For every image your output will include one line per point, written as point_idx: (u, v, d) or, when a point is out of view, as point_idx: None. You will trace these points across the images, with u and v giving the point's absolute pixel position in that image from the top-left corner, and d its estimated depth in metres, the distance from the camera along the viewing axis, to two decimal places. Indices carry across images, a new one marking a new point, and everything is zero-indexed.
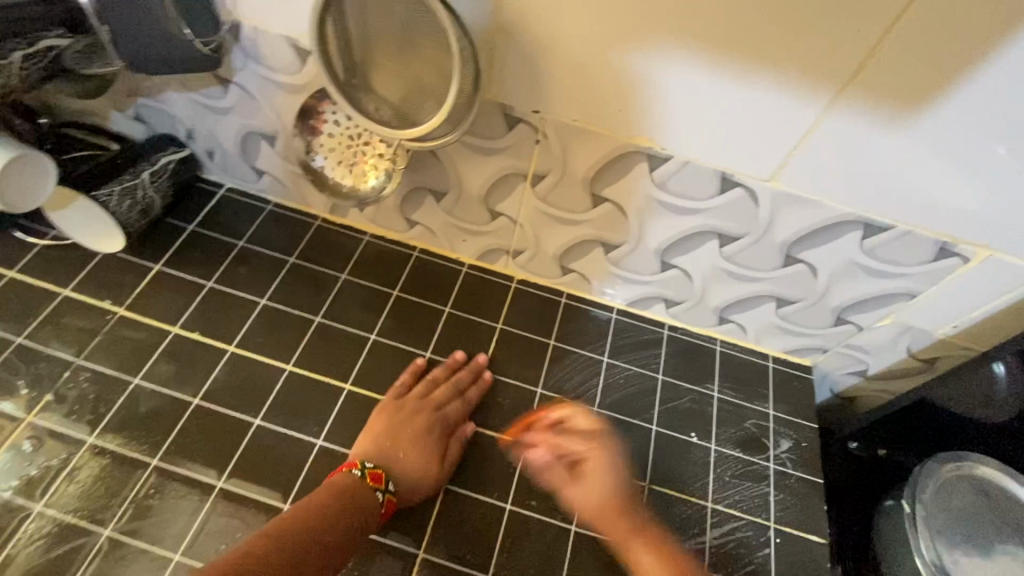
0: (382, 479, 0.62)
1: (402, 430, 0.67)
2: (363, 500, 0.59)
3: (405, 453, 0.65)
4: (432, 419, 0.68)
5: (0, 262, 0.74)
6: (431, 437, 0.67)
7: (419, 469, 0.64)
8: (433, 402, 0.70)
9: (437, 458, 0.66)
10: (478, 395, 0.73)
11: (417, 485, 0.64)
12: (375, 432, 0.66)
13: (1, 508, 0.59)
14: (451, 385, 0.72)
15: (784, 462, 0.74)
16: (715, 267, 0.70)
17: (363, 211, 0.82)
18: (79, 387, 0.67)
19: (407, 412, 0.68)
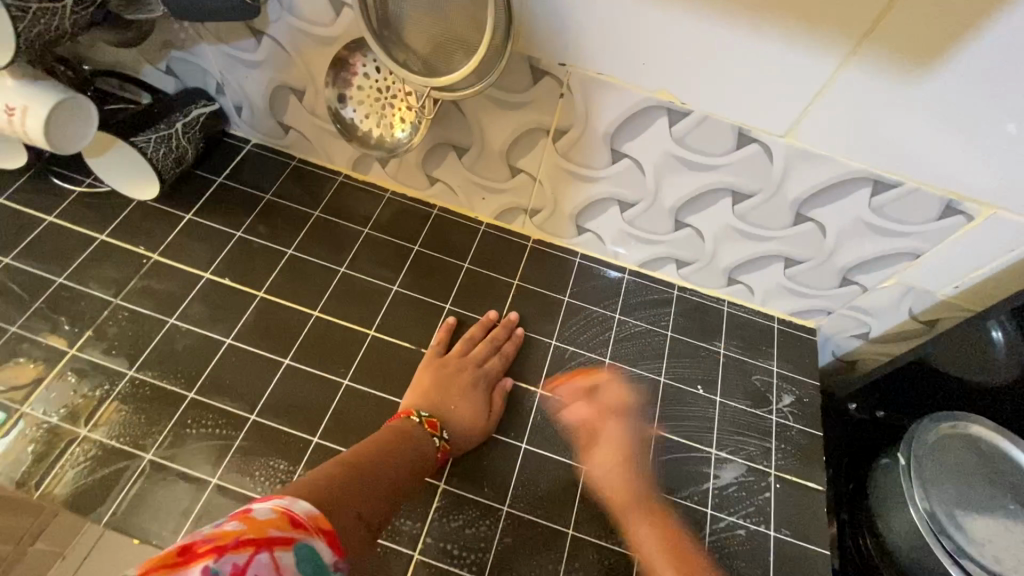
0: (437, 426, 0.65)
1: (450, 383, 0.70)
2: (422, 444, 0.63)
3: (456, 404, 0.68)
4: (476, 374, 0.71)
5: (40, 207, 0.78)
6: (477, 390, 0.70)
7: (470, 419, 0.68)
8: (475, 358, 0.73)
9: (484, 409, 0.69)
10: (515, 350, 0.76)
11: (469, 434, 0.67)
12: (423, 387, 0.69)
13: (50, 431, 0.63)
14: (489, 341, 0.75)
15: (787, 415, 0.77)
16: (728, 226, 0.72)
17: (386, 168, 0.84)
18: (118, 325, 0.70)
19: (452, 368, 0.71)
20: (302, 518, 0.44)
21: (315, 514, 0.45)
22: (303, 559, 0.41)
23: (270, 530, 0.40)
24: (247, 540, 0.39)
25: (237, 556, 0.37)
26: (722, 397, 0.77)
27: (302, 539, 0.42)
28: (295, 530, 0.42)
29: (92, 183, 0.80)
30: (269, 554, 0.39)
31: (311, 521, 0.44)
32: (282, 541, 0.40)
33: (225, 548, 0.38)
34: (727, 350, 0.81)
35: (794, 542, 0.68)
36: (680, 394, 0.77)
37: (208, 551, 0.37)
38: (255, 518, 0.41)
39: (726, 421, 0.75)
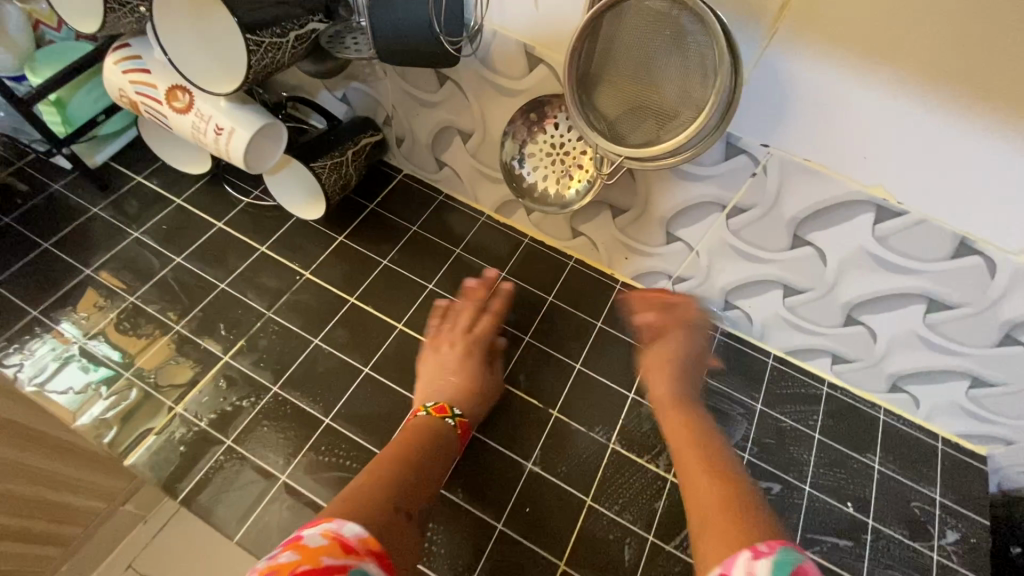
0: (447, 409, 0.65)
1: (448, 361, 0.70)
2: (440, 429, 0.63)
3: (458, 382, 0.68)
4: (469, 345, 0.71)
5: (212, 212, 0.83)
6: (473, 360, 0.70)
7: (474, 392, 0.68)
8: (466, 328, 0.73)
9: (483, 376, 0.70)
10: (500, 304, 0.76)
11: (482, 405, 0.68)
12: (426, 373, 0.69)
13: (198, 435, 0.65)
14: (476, 306, 0.75)
15: (951, 555, 0.67)
16: (911, 332, 0.65)
17: (530, 215, 0.83)
18: (268, 338, 0.73)
19: (445, 347, 0.71)
20: (354, 542, 0.44)
21: (366, 536, 0.46)
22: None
23: (324, 558, 0.41)
24: (304, 572, 0.40)
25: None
26: (875, 519, 0.69)
27: (356, 564, 0.43)
28: (349, 556, 0.43)
29: (259, 195, 0.85)
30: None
31: (362, 544, 0.45)
32: (338, 569, 0.41)
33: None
34: (882, 466, 0.72)
35: None
36: (828, 508, 0.69)
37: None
38: (307, 545, 0.42)
39: (879, 550, 0.67)
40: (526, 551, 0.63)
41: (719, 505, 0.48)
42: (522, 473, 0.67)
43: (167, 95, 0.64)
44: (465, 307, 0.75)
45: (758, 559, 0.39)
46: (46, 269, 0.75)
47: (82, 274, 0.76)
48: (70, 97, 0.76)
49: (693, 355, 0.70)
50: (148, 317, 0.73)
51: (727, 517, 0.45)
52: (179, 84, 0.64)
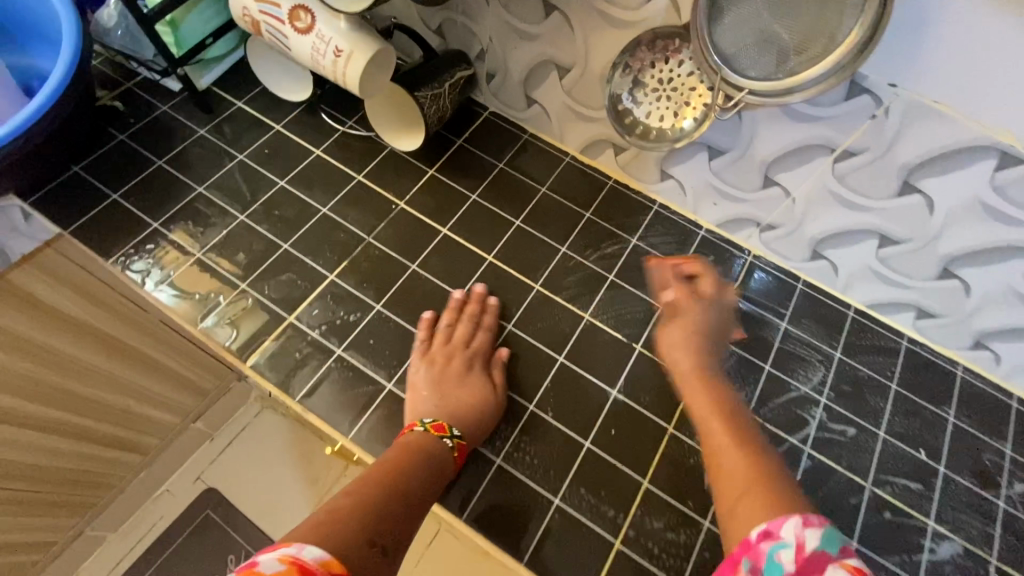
0: (445, 427, 0.62)
1: (447, 377, 0.67)
2: (435, 448, 0.60)
3: (461, 396, 0.66)
4: (468, 358, 0.69)
5: (310, 140, 0.86)
6: (475, 374, 0.68)
7: (479, 406, 0.66)
8: (462, 340, 0.70)
9: (489, 391, 0.67)
10: (495, 317, 0.74)
11: (481, 424, 0.65)
12: (421, 390, 0.67)
13: (311, 345, 0.70)
14: (468, 319, 0.72)
15: (1017, 504, 0.69)
16: (1009, 288, 0.65)
17: (619, 156, 0.84)
18: (369, 260, 0.77)
19: (442, 361, 0.68)
20: (312, 564, 0.40)
21: (325, 557, 0.42)
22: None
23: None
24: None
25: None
26: (946, 467, 0.71)
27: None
28: None
29: (354, 124, 0.87)
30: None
31: (321, 567, 0.41)
32: None
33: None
34: (956, 419, 0.74)
35: None
36: (900, 453, 0.71)
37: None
38: (260, 572, 0.38)
39: (947, 494, 0.69)
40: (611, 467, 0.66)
41: (755, 475, 0.49)
42: (606, 399, 0.70)
43: (289, 15, 0.66)
44: (457, 323, 0.72)
45: (806, 528, 0.40)
46: (162, 186, 0.80)
47: (196, 192, 0.80)
48: (185, 17, 0.77)
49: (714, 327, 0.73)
50: (257, 234, 0.78)
51: (776, 498, 0.45)
52: (302, 5, 0.65)
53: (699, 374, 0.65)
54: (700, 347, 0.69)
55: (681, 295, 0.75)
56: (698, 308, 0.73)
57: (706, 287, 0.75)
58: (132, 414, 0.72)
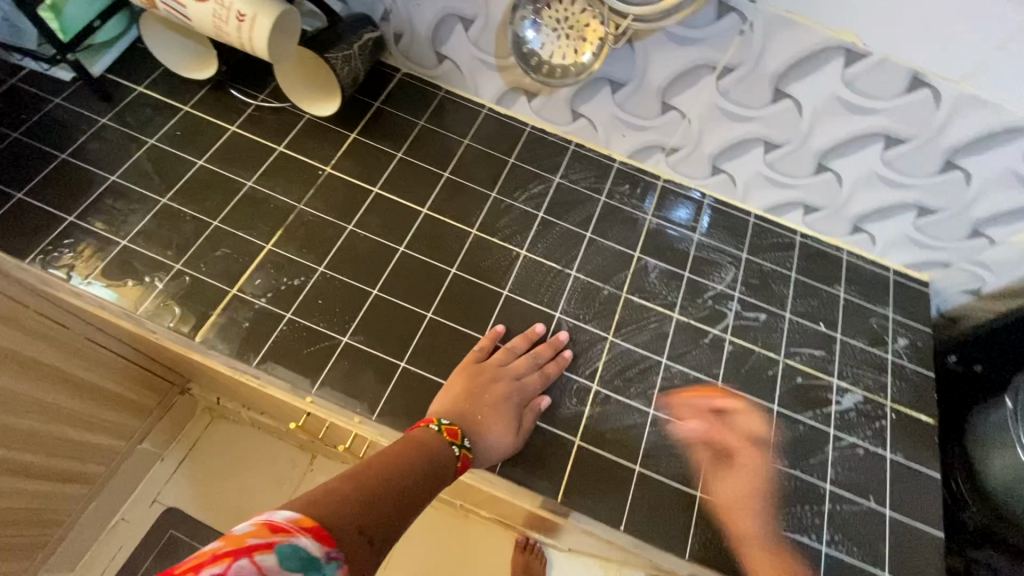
0: (458, 435, 0.62)
1: (482, 396, 0.66)
2: (442, 456, 0.59)
3: (485, 417, 0.65)
4: (510, 389, 0.67)
5: (224, 117, 0.85)
6: (509, 406, 0.66)
7: (496, 434, 0.65)
8: (513, 371, 0.69)
9: (512, 428, 0.66)
10: (558, 371, 0.72)
11: (490, 450, 0.64)
12: (453, 392, 0.66)
13: (258, 312, 0.71)
14: (530, 357, 0.71)
15: (902, 355, 0.82)
16: (871, 172, 0.77)
17: (532, 102, 0.89)
18: (304, 225, 0.78)
19: (486, 378, 0.68)
20: (284, 524, 0.41)
21: (297, 517, 0.43)
22: (288, 558, 0.39)
23: (249, 537, 0.38)
24: (223, 553, 0.37)
25: (214, 570, 0.35)
26: (843, 334, 0.82)
27: (285, 541, 0.40)
28: (276, 534, 0.40)
29: (268, 98, 0.87)
30: (251, 559, 0.37)
31: (294, 524, 0.42)
32: (262, 546, 0.38)
33: (200, 565, 0.36)
34: (847, 294, 0.86)
35: (907, 463, 0.74)
36: (805, 328, 0.82)
37: (179, 574, 0.35)
38: (229, 531, 0.39)
39: (846, 355, 0.80)
40: (564, 390, 0.72)
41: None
42: (550, 321, 0.77)
43: None
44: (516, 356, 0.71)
45: None
46: (69, 179, 0.77)
47: (108, 182, 0.77)
48: (67, 1, 0.74)
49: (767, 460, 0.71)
50: (181, 215, 0.76)
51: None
52: None
53: (747, 536, 0.64)
54: (758, 465, 0.70)
55: (734, 453, 0.70)
56: (751, 456, 0.70)
57: (748, 421, 0.73)
58: (85, 447, 0.95)
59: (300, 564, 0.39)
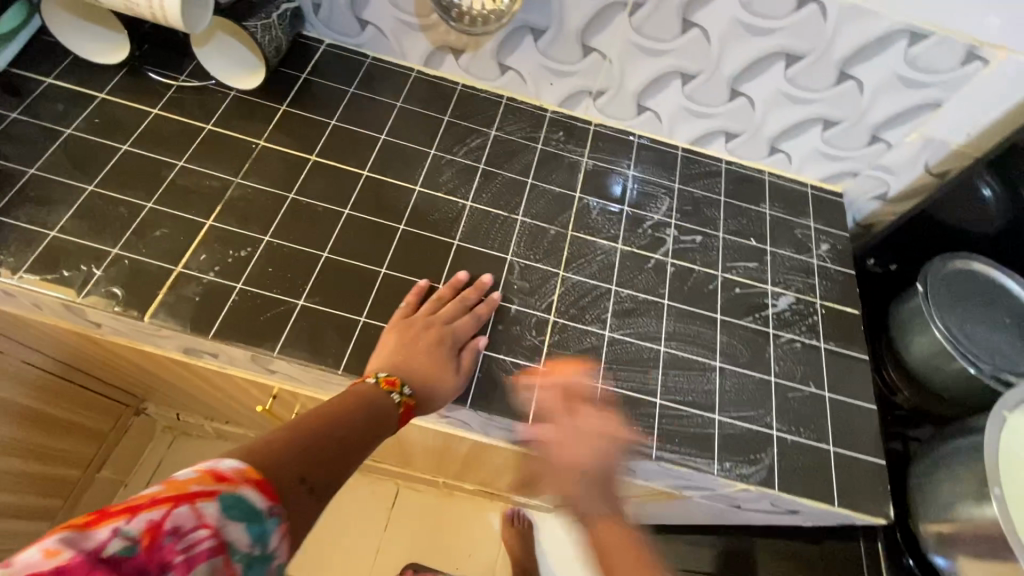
0: (397, 383, 0.63)
1: (414, 344, 0.67)
2: (381, 401, 0.60)
3: (421, 363, 0.66)
4: (441, 333, 0.69)
5: (145, 101, 0.83)
6: (442, 349, 0.68)
7: (433, 375, 0.66)
8: (443, 318, 0.70)
9: (449, 369, 0.67)
10: (490, 311, 0.73)
11: (432, 395, 0.66)
12: (389, 348, 0.67)
13: (207, 286, 0.70)
14: (459, 301, 0.73)
15: (826, 258, 0.89)
16: (778, 92, 0.83)
17: (459, 60, 0.91)
18: (244, 199, 0.77)
19: (418, 329, 0.69)
20: (230, 473, 0.43)
21: (246, 467, 0.44)
22: (228, 507, 0.41)
23: (191, 485, 0.41)
24: (162, 498, 0.39)
25: (152, 513, 0.38)
26: (772, 246, 0.89)
27: (228, 491, 0.42)
28: (219, 483, 0.42)
29: (190, 79, 0.85)
30: (190, 506, 0.40)
31: (241, 474, 0.44)
32: (203, 495, 0.40)
33: (137, 507, 0.38)
34: (772, 210, 0.93)
35: (840, 351, 0.81)
36: (737, 243, 0.88)
37: (121, 512, 0.38)
38: (175, 478, 0.41)
39: (777, 263, 0.87)
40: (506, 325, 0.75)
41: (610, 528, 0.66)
42: (503, 264, 0.79)
43: None
44: (446, 304, 0.72)
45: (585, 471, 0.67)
46: None
47: (26, 176, 0.74)
48: None
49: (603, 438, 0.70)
50: (113, 201, 0.74)
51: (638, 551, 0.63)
52: None
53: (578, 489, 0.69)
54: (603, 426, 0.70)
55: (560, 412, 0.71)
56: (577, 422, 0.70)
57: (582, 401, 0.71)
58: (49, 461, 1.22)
59: (239, 515, 0.41)
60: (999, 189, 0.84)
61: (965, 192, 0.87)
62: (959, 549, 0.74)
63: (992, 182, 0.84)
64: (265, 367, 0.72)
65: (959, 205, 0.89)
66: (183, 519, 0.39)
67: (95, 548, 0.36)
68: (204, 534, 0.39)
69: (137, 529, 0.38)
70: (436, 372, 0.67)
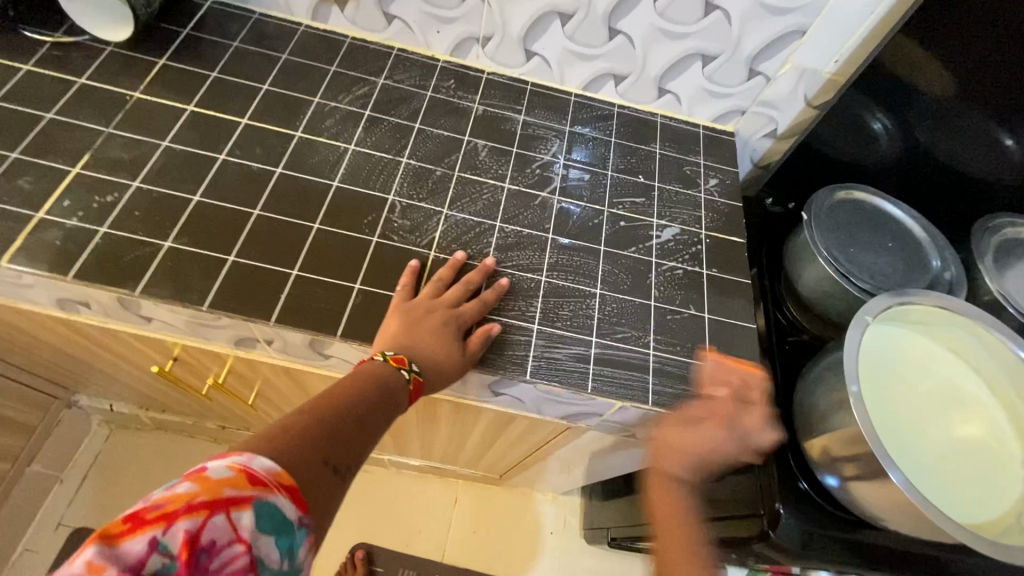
0: (405, 360, 0.64)
1: (418, 325, 0.67)
2: (392, 380, 0.62)
3: (429, 344, 0.66)
4: (447, 316, 0.69)
5: (14, 56, 0.82)
6: (449, 330, 0.68)
7: (443, 356, 0.66)
8: (448, 301, 0.70)
9: (456, 350, 0.67)
10: (495, 296, 0.73)
11: (443, 374, 0.66)
12: (392, 327, 0.67)
13: (70, 231, 0.69)
14: (463, 285, 0.72)
15: (714, 192, 0.91)
16: (653, 26, 0.86)
17: (344, 12, 0.92)
18: (114, 148, 0.76)
19: (421, 311, 0.69)
20: (263, 476, 0.43)
21: (278, 470, 0.44)
22: (265, 519, 0.41)
23: (226, 489, 0.40)
24: (200, 503, 0.39)
25: (189, 522, 0.38)
26: (660, 182, 0.90)
27: (261, 498, 0.41)
28: (255, 488, 0.41)
29: (63, 36, 0.84)
30: (226, 516, 0.39)
31: (273, 478, 0.43)
32: (241, 501, 0.40)
33: (174, 515, 0.38)
34: (662, 149, 0.95)
35: (722, 276, 0.82)
36: (625, 180, 0.89)
37: (157, 519, 0.37)
38: (209, 476, 0.40)
39: (666, 198, 0.89)
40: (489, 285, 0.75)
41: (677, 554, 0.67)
42: (384, 203, 0.79)
43: None
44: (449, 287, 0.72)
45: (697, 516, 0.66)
46: None
47: None
48: None
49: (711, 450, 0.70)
50: None
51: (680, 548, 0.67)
52: None
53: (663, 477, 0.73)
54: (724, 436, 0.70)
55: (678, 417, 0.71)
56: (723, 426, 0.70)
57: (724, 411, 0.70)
58: None
59: (276, 527, 0.41)
60: (887, 119, 0.89)
61: (854, 124, 0.91)
62: (842, 462, 0.75)
63: (878, 115, 0.89)
64: (137, 313, 0.71)
65: (847, 140, 0.93)
66: (221, 530, 0.39)
67: (131, 562, 0.35)
68: (238, 549, 0.39)
69: (174, 540, 0.37)
70: (445, 354, 0.67)
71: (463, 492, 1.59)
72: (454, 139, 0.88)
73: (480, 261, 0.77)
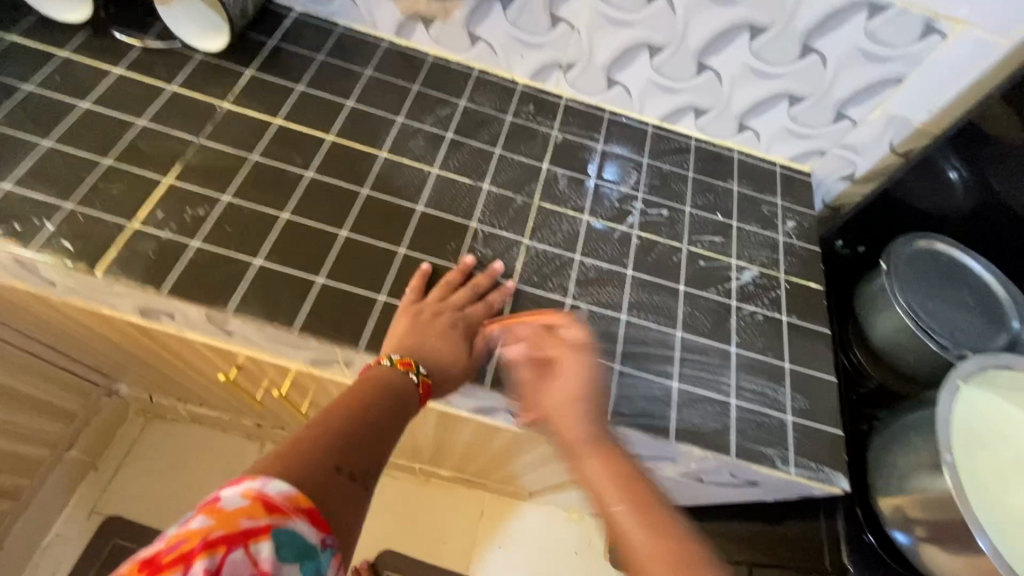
0: (412, 363, 0.62)
1: (427, 328, 0.67)
2: (400, 384, 0.60)
3: (436, 347, 0.65)
4: (455, 318, 0.68)
5: (108, 59, 0.82)
6: (458, 332, 0.68)
7: (452, 357, 0.66)
8: (455, 303, 0.70)
9: (464, 352, 0.67)
10: (502, 300, 0.73)
11: (454, 376, 0.65)
12: (400, 331, 0.66)
13: (163, 243, 0.69)
14: (471, 288, 0.72)
15: (791, 234, 0.90)
16: (743, 65, 0.85)
17: (430, 30, 0.92)
18: (205, 159, 0.76)
19: (429, 314, 0.68)
20: (279, 500, 0.42)
21: (294, 492, 0.43)
22: (285, 547, 0.40)
23: (241, 521, 0.39)
24: (217, 539, 0.38)
25: (207, 561, 0.37)
26: (739, 222, 0.89)
27: (280, 526, 0.41)
28: (271, 515, 0.41)
29: (154, 40, 0.85)
30: (245, 550, 0.38)
31: (288, 502, 0.42)
32: (258, 531, 0.39)
33: (192, 555, 0.36)
34: (739, 187, 0.93)
35: (801, 324, 0.81)
36: (703, 217, 0.88)
37: (173, 563, 0.36)
38: (224, 509, 0.40)
39: (744, 237, 0.87)
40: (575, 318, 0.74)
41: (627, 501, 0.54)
42: (468, 230, 0.78)
43: None
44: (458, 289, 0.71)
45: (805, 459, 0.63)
46: None
47: None
48: None
49: (582, 384, 0.63)
50: (68, 155, 0.73)
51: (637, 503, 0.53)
52: None
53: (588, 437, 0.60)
54: (580, 363, 0.64)
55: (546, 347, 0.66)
56: (570, 362, 0.64)
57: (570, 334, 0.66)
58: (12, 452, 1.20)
59: (296, 552, 0.40)
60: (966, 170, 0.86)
61: (936, 177, 0.88)
62: (916, 523, 0.74)
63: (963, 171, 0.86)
64: (221, 328, 0.71)
65: (926, 192, 0.91)
66: (241, 567, 0.37)
67: None
68: None
69: None
70: (453, 357, 0.66)
71: (490, 505, 1.58)
72: (534, 166, 0.87)
73: (486, 265, 0.76)
